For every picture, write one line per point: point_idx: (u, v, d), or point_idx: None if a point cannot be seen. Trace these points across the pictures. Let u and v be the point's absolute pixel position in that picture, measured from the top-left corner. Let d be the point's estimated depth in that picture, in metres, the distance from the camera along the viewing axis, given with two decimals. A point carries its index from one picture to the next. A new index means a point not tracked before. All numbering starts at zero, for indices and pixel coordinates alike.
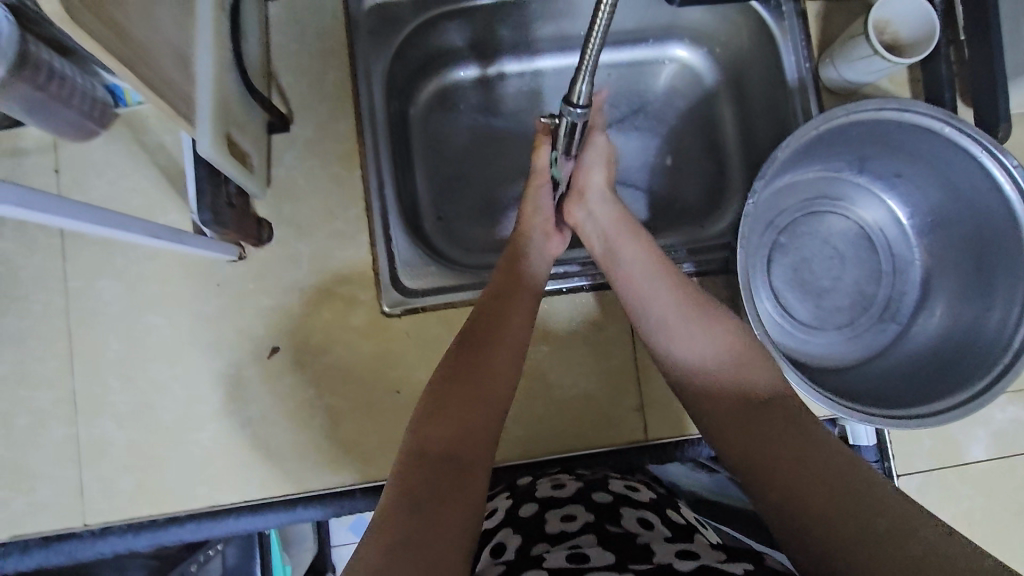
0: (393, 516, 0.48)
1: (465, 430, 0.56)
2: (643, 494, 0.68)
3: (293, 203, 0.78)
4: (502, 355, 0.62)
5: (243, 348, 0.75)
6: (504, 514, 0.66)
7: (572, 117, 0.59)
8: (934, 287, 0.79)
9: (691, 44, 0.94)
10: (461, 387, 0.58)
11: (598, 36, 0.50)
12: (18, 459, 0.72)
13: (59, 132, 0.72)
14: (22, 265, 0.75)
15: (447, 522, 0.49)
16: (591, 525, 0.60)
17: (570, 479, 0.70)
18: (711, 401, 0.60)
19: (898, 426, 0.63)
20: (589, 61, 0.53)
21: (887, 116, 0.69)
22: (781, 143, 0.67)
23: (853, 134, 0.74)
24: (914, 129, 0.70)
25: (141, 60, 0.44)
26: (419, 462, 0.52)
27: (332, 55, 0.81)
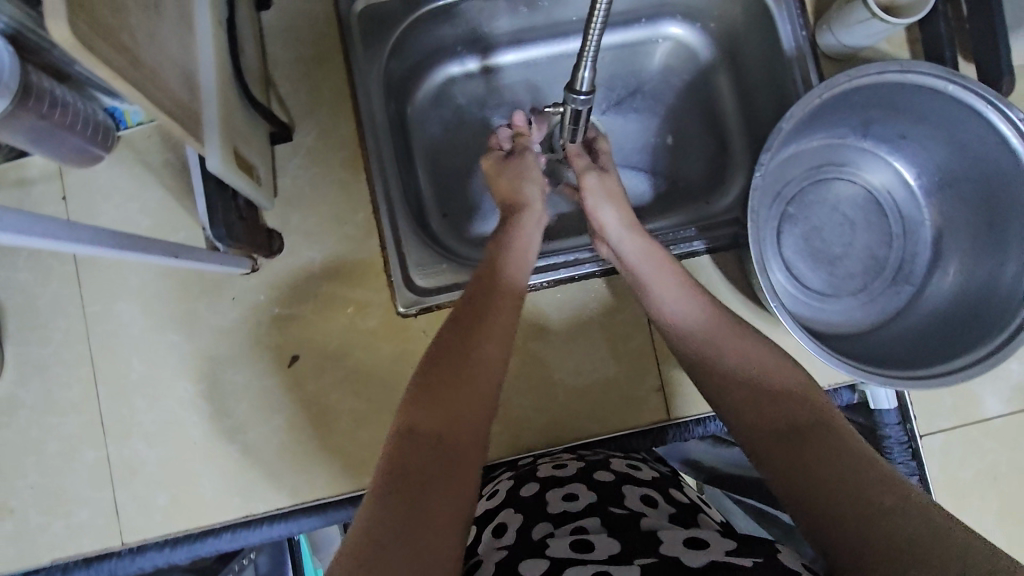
0: (384, 501, 0.48)
1: (456, 416, 0.55)
2: (646, 473, 0.70)
3: (300, 211, 0.79)
4: (491, 340, 0.61)
5: (263, 358, 0.76)
6: (506, 493, 0.68)
7: (576, 105, 0.59)
8: (945, 247, 0.78)
9: (684, 21, 0.93)
10: (452, 373, 0.58)
11: (600, 20, 0.50)
12: (52, 484, 0.73)
13: (64, 159, 0.73)
14: (39, 294, 0.76)
15: (440, 509, 0.49)
16: (593, 506, 0.61)
17: (571, 461, 0.72)
18: (721, 385, 0.59)
19: (921, 386, 0.64)
20: (592, 46, 0.52)
21: (890, 79, 0.68)
22: (786, 113, 0.67)
23: (857, 99, 0.73)
24: (918, 90, 0.70)
25: (151, 81, 0.44)
26: (413, 446, 0.52)
27: (328, 61, 0.81)
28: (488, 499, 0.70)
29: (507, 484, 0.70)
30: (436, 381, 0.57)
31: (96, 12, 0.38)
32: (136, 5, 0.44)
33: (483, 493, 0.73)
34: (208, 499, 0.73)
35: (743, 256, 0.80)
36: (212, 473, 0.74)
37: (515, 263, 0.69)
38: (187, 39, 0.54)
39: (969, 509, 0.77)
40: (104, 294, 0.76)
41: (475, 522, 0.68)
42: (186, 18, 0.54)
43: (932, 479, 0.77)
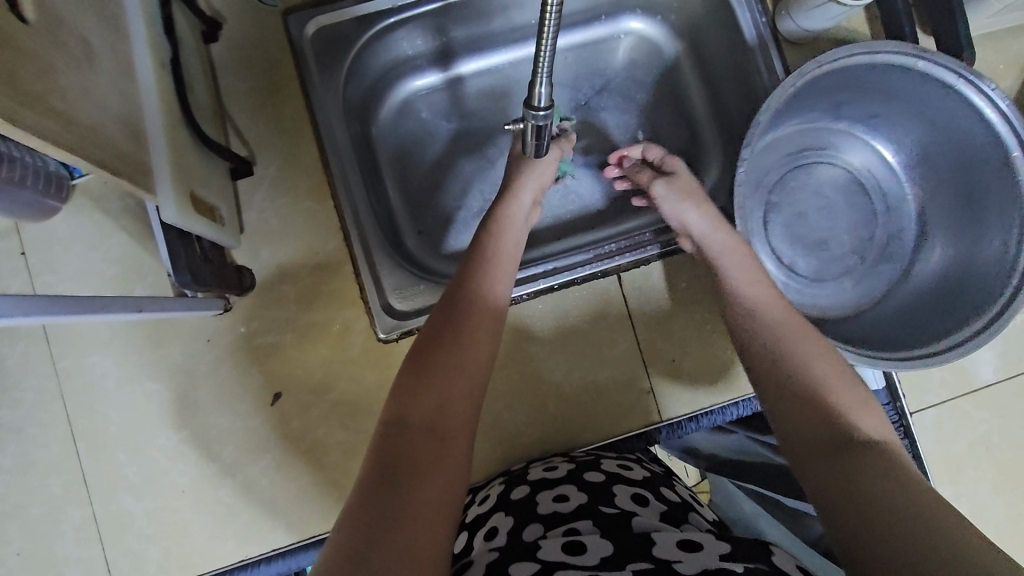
0: (369, 489, 0.47)
1: (446, 402, 0.54)
2: (637, 472, 0.69)
3: (270, 244, 0.77)
4: (479, 327, 0.60)
5: (245, 398, 0.74)
6: (497, 498, 0.67)
7: (536, 121, 0.58)
8: (929, 223, 0.78)
9: (644, 15, 0.92)
10: (441, 358, 0.57)
11: (550, 33, 0.48)
12: (40, 548, 0.71)
13: (19, 214, 0.70)
14: (7, 354, 0.73)
15: (428, 497, 0.48)
16: (584, 506, 0.60)
17: (562, 462, 0.71)
18: (756, 377, 0.59)
19: (917, 367, 0.63)
20: (545, 62, 0.51)
21: (860, 62, 0.67)
22: (760, 109, 0.66)
23: (829, 85, 0.72)
24: (888, 70, 0.69)
25: (88, 140, 0.43)
26: (400, 434, 0.51)
27: (284, 88, 0.80)
28: (479, 504, 0.69)
29: (498, 488, 0.69)
30: (423, 368, 0.56)
31: (17, 79, 0.37)
32: (62, 62, 0.42)
33: (474, 499, 0.72)
34: (202, 547, 0.72)
35: None
36: (204, 520, 0.72)
37: (500, 251, 0.69)
38: (127, 88, 0.52)
39: (965, 480, 0.78)
40: (74, 349, 0.74)
41: (465, 527, 0.67)
42: (124, 65, 0.52)
43: (926, 453, 0.78)
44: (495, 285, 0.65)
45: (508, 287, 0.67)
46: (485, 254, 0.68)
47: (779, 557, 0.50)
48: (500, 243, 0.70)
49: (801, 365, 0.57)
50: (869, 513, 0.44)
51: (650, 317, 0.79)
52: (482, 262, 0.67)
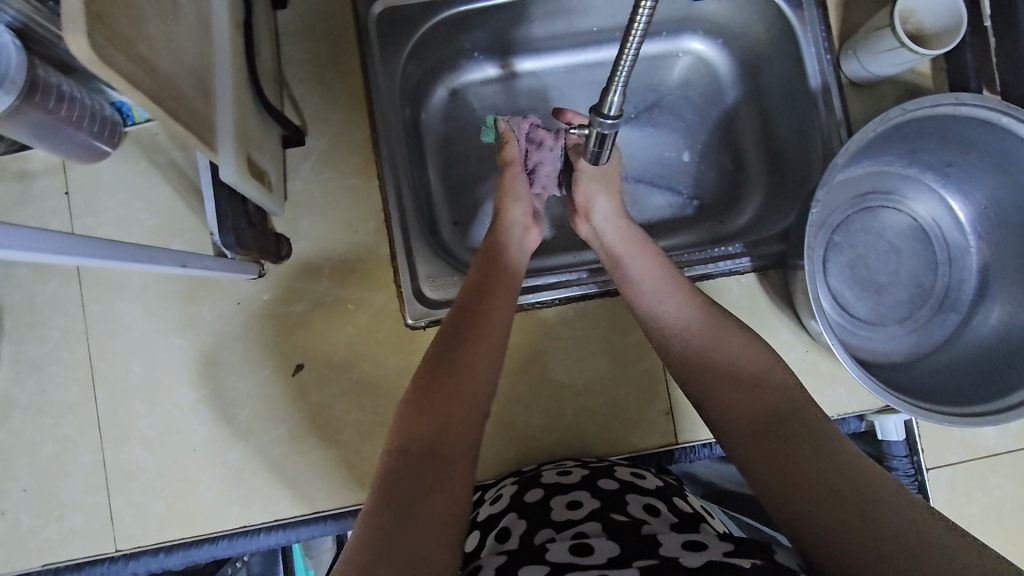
0: (380, 508, 0.49)
1: (447, 425, 0.54)
2: (650, 482, 0.69)
3: (310, 217, 0.77)
4: (482, 348, 0.59)
5: (267, 366, 0.74)
6: (510, 498, 0.67)
7: (602, 128, 0.58)
8: (995, 278, 0.75)
9: (706, 37, 0.92)
10: (442, 381, 0.56)
11: (634, 44, 0.48)
12: (45, 487, 0.71)
13: (69, 155, 0.70)
14: (38, 291, 0.74)
15: (437, 509, 0.49)
16: (596, 512, 0.61)
17: (576, 468, 0.71)
18: (730, 411, 0.57)
19: (966, 425, 0.63)
20: (622, 73, 0.51)
21: (943, 112, 0.66)
22: (839, 150, 0.66)
23: (906, 131, 0.71)
24: (970, 121, 0.68)
25: (167, 92, 0.43)
26: (406, 448, 0.52)
27: (343, 63, 0.79)
28: (490, 503, 0.69)
29: (511, 488, 0.69)
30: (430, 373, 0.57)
31: (114, 23, 0.37)
32: (153, 11, 0.42)
33: (486, 497, 0.73)
34: (206, 508, 0.72)
35: (759, 281, 0.79)
36: (211, 481, 0.72)
37: (509, 270, 0.68)
38: (204, 44, 0.52)
39: None
40: (105, 294, 0.74)
41: (477, 526, 0.67)
42: (204, 22, 0.52)
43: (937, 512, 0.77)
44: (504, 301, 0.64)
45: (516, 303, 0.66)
46: (494, 272, 0.67)
47: (783, 554, 0.49)
48: (509, 260, 0.69)
49: (720, 369, 0.60)
50: (861, 524, 0.46)
51: None
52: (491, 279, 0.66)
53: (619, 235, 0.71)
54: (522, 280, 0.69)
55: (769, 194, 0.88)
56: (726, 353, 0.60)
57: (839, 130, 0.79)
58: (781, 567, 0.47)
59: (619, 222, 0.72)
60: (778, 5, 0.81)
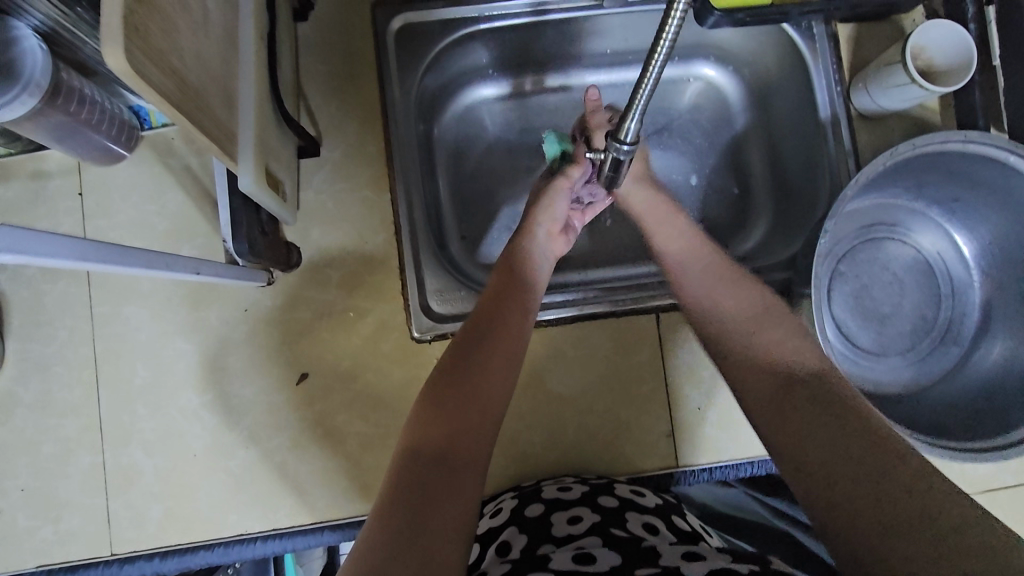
0: (387, 510, 0.49)
1: (459, 429, 0.55)
2: (649, 500, 0.69)
3: (321, 226, 0.77)
4: (497, 357, 0.61)
5: (271, 374, 0.74)
6: (510, 512, 0.68)
7: (618, 153, 0.59)
8: (997, 314, 0.76)
9: (717, 63, 0.93)
10: (456, 388, 0.57)
11: (653, 76, 0.50)
12: (44, 487, 0.71)
13: (85, 156, 0.71)
14: (46, 291, 0.74)
15: (446, 516, 0.49)
16: (596, 526, 0.61)
17: (576, 483, 0.71)
18: (752, 375, 0.60)
19: (967, 461, 0.63)
20: (640, 101, 0.53)
21: (950, 149, 0.67)
22: (849, 181, 0.67)
23: (914, 166, 0.72)
24: (977, 159, 0.69)
25: (194, 102, 0.44)
26: (416, 455, 0.53)
27: (361, 75, 0.80)
28: (490, 516, 0.70)
29: (511, 501, 0.69)
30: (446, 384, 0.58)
31: (150, 38, 0.38)
32: (185, 24, 0.43)
33: (485, 511, 0.73)
34: (204, 515, 0.72)
35: None
36: (211, 487, 0.72)
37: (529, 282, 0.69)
38: (229, 57, 0.53)
39: None
40: (113, 296, 0.74)
41: (478, 539, 0.68)
42: (230, 34, 0.53)
43: None
44: (523, 312, 0.66)
45: (534, 316, 0.67)
46: (515, 283, 0.68)
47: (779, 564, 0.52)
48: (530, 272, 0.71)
49: (744, 332, 0.63)
50: (921, 518, 0.45)
51: (683, 362, 0.78)
52: (512, 290, 0.67)
53: (644, 203, 0.76)
54: (542, 293, 0.71)
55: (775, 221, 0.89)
56: (741, 317, 0.65)
57: (847, 161, 0.80)
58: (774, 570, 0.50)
59: (643, 189, 0.76)
60: (791, 37, 0.82)
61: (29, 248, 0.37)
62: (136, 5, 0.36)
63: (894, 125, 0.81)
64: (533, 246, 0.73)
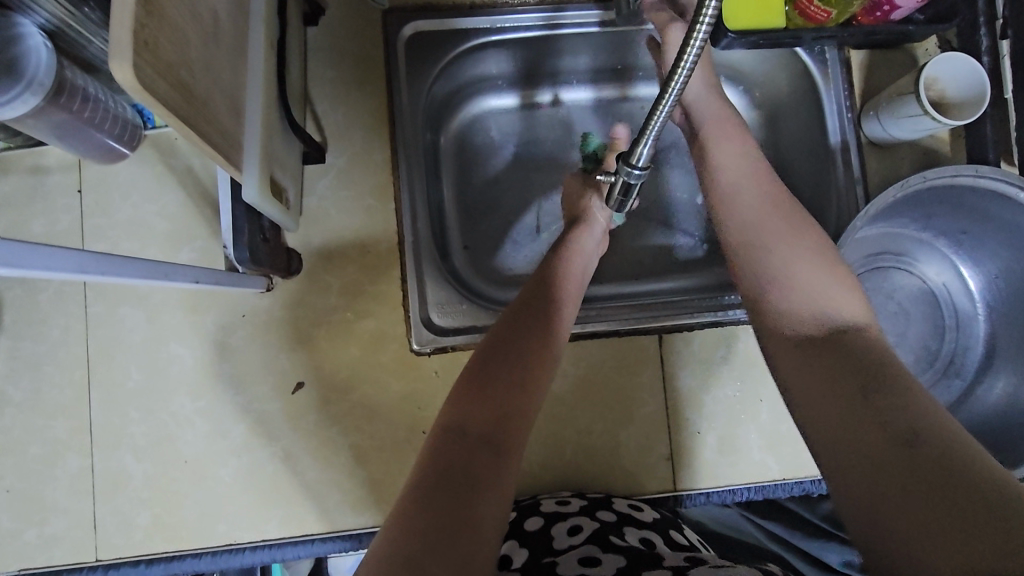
0: (422, 501, 0.49)
1: (502, 416, 0.56)
2: (648, 514, 0.69)
3: (324, 233, 0.76)
4: (538, 348, 0.62)
5: (267, 381, 0.73)
6: (510, 526, 0.68)
7: (628, 176, 0.60)
8: (1002, 348, 0.75)
9: (728, 83, 0.91)
10: (500, 374, 0.59)
11: (665, 110, 0.50)
12: (31, 489, 0.70)
13: (87, 154, 0.70)
14: (40, 288, 0.73)
15: (483, 511, 0.50)
16: (597, 535, 0.61)
17: (574, 498, 0.71)
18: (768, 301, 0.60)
19: None
20: (652, 130, 0.53)
21: (961, 183, 0.67)
22: (858, 212, 0.67)
23: (924, 198, 0.72)
24: (988, 195, 0.68)
25: (200, 114, 0.43)
26: (451, 445, 0.53)
27: (370, 81, 0.79)
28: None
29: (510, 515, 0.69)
30: (478, 379, 0.59)
31: (159, 51, 0.37)
32: (195, 35, 0.42)
33: None
34: (192, 523, 0.70)
35: None
36: (201, 494, 0.71)
37: (569, 275, 0.70)
38: (238, 64, 0.52)
39: None
40: (110, 297, 0.73)
41: None
42: (239, 41, 0.52)
43: None
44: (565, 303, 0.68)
45: (574, 310, 0.69)
46: (555, 276, 0.70)
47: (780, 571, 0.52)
48: (568, 266, 0.71)
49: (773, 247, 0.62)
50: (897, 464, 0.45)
51: (684, 384, 0.78)
52: (556, 282, 0.69)
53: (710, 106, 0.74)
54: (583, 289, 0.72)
55: None
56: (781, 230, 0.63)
57: (855, 189, 0.79)
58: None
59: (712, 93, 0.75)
60: (804, 62, 0.82)
61: (28, 262, 0.36)
62: (146, 17, 0.35)
63: (903, 154, 0.80)
64: (585, 240, 0.74)
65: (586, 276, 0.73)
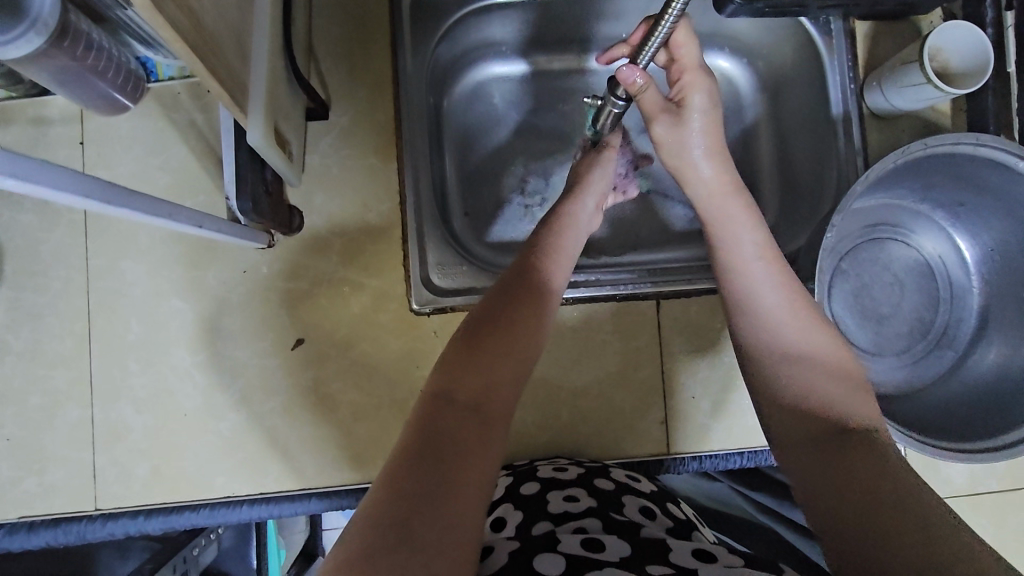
0: (404, 473, 0.47)
1: (489, 387, 0.56)
2: (644, 485, 0.70)
3: (325, 192, 0.77)
4: (527, 322, 0.61)
5: (266, 337, 0.74)
6: (506, 489, 0.68)
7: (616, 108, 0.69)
8: (993, 320, 0.76)
9: (731, 54, 0.91)
10: (489, 343, 0.58)
11: (659, 38, 0.58)
12: (30, 438, 0.70)
13: (90, 105, 0.70)
14: (43, 240, 0.73)
15: (465, 483, 0.48)
16: (593, 509, 0.61)
17: (571, 466, 0.71)
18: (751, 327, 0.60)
19: (951, 460, 0.64)
20: (643, 60, 0.62)
21: (961, 151, 0.68)
22: (858, 177, 0.67)
23: (923, 167, 0.72)
24: (987, 164, 0.69)
25: (209, 47, 0.43)
26: (439, 413, 0.52)
27: (374, 42, 0.79)
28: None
29: (506, 479, 0.70)
30: (467, 347, 0.58)
31: None
32: None
33: None
34: (191, 475, 0.71)
35: None
36: (199, 448, 0.71)
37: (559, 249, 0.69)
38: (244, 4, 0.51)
39: None
40: (111, 249, 0.73)
41: None
42: None
43: None
44: (554, 274, 0.67)
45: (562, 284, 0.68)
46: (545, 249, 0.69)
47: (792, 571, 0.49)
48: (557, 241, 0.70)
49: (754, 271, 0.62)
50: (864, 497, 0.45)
51: (681, 351, 0.78)
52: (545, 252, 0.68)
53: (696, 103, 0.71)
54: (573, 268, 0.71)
55: (781, 213, 0.87)
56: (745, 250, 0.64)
57: (856, 160, 0.80)
58: None
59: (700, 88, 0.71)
60: (808, 32, 0.81)
61: (35, 179, 0.36)
62: None
63: (904, 126, 0.81)
64: (579, 213, 0.73)
65: (578, 248, 0.72)
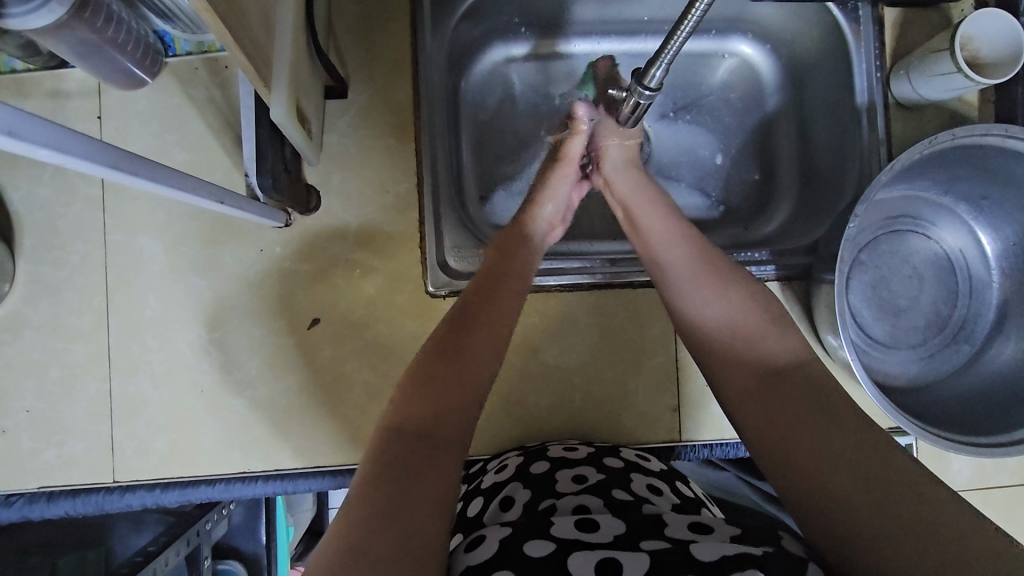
0: (368, 496, 0.46)
1: (446, 402, 0.53)
2: (655, 464, 0.70)
3: (342, 172, 0.76)
4: (484, 336, 0.59)
5: (283, 316, 0.74)
6: (516, 468, 0.68)
7: (641, 95, 0.64)
8: (1011, 314, 0.75)
9: (754, 41, 0.89)
10: (447, 360, 0.56)
11: (686, 30, 0.52)
12: (49, 410, 0.71)
13: (108, 79, 0.69)
14: (61, 214, 0.73)
15: (421, 500, 0.47)
16: (599, 487, 0.61)
17: (582, 445, 0.72)
18: (728, 364, 0.58)
19: (973, 454, 0.63)
20: (669, 52, 0.56)
21: (989, 142, 0.66)
22: (884, 166, 0.66)
23: (950, 159, 0.71)
24: (1016, 157, 0.68)
25: (238, 22, 0.43)
26: (397, 437, 0.50)
27: (393, 22, 0.79)
28: (495, 472, 0.70)
29: (517, 458, 0.70)
30: (426, 368, 0.55)
31: None
32: None
33: (487, 466, 0.73)
34: (206, 450, 0.72)
35: (780, 289, 0.79)
36: (215, 424, 0.72)
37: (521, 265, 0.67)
38: None
39: None
40: (128, 225, 0.73)
41: (480, 492, 0.68)
42: None
43: None
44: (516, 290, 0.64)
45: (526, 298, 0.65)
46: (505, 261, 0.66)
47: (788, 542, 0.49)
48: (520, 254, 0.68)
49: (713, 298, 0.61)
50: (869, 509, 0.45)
51: None
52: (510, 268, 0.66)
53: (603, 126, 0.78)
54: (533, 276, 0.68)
55: (798, 204, 0.86)
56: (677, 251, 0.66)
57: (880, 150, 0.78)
58: (790, 555, 0.46)
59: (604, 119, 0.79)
60: (835, 18, 0.79)
61: (61, 147, 0.36)
62: None
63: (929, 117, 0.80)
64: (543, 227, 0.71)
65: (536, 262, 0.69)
